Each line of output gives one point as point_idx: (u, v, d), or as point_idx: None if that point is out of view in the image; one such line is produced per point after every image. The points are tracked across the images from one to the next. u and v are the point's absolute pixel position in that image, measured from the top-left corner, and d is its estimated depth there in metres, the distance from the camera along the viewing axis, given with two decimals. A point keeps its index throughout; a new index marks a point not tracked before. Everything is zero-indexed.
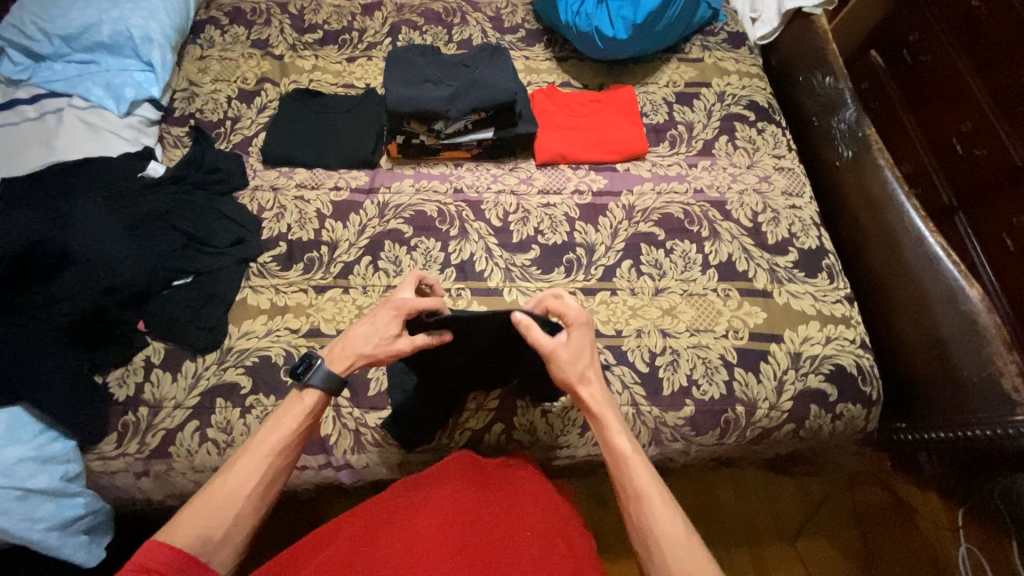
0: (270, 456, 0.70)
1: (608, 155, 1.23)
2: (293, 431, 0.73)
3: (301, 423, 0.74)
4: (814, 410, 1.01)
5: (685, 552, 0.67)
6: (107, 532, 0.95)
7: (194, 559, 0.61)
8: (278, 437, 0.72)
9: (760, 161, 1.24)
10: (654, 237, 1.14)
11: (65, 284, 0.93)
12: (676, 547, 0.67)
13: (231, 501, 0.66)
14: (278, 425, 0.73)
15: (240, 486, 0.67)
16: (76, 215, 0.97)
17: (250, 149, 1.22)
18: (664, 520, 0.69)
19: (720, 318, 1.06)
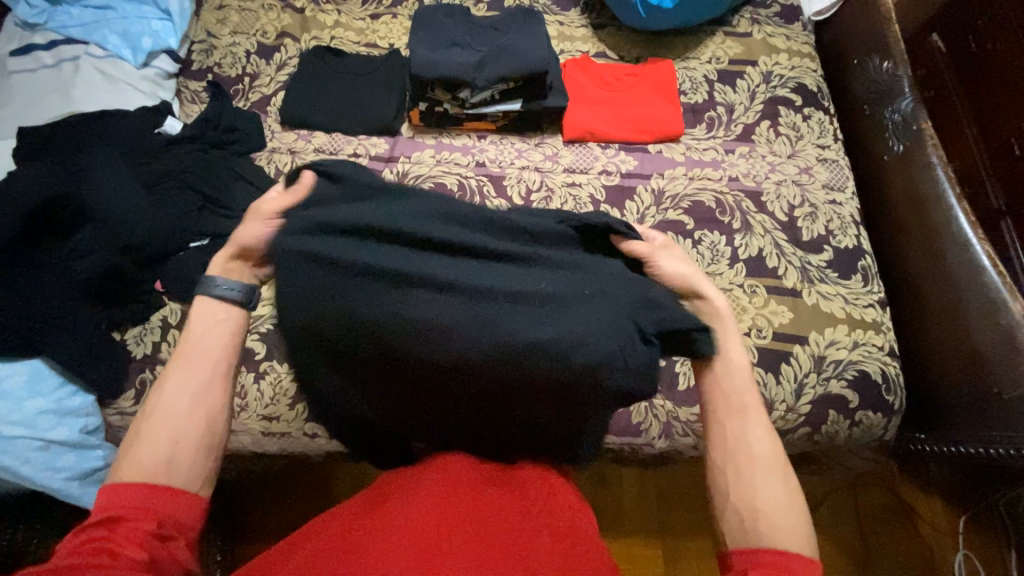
0: (204, 369, 0.68)
1: (641, 134, 1.17)
2: (214, 338, 0.71)
3: (225, 335, 0.72)
4: (832, 416, 0.98)
5: (766, 475, 0.64)
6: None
7: (157, 485, 0.60)
8: (203, 348, 0.70)
9: (802, 150, 1.17)
10: (681, 226, 1.10)
11: (83, 242, 0.93)
12: (761, 464, 0.65)
13: (174, 423, 0.64)
14: (195, 339, 0.70)
15: (174, 400, 0.65)
16: (93, 171, 0.96)
17: (269, 108, 1.18)
18: (751, 439, 0.66)
19: (744, 316, 1.02)
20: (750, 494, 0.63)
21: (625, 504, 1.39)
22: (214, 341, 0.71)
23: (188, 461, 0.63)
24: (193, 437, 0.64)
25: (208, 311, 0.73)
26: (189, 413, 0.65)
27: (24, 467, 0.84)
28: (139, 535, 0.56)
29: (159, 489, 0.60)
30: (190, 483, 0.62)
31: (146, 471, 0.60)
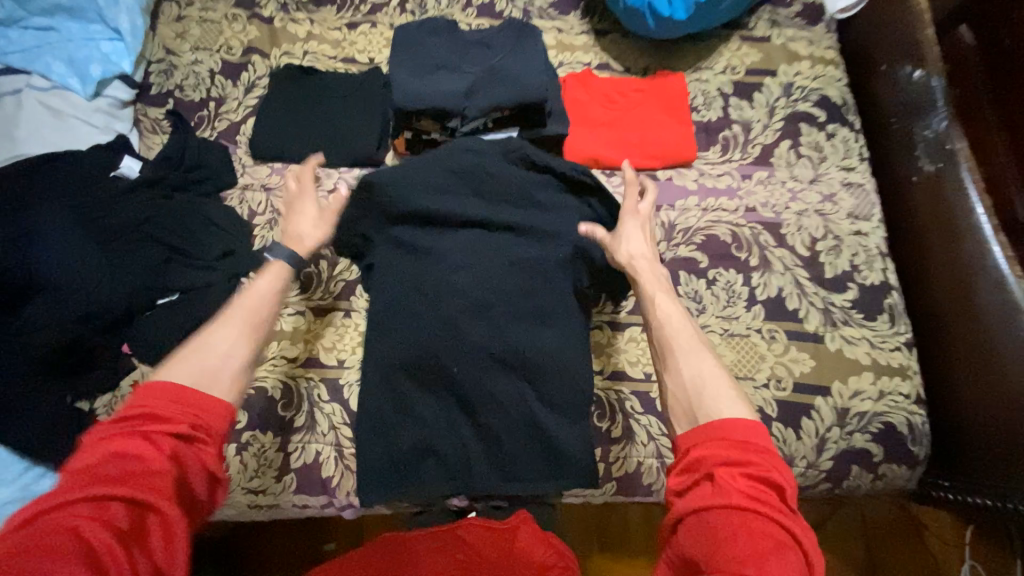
0: (245, 326, 0.68)
1: (650, 159, 1.06)
2: (264, 294, 0.72)
3: (272, 288, 0.73)
4: (854, 471, 0.93)
5: (705, 372, 0.65)
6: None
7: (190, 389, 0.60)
8: (254, 299, 0.71)
9: (825, 174, 1.07)
10: (694, 264, 1.01)
11: (37, 313, 0.85)
12: (697, 362, 0.67)
13: (211, 360, 0.63)
14: (248, 293, 0.71)
15: (220, 338, 0.66)
16: (46, 230, 0.87)
17: (238, 138, 1.07)
18: (688, 347, 0.69)
19: (762, 365, 0.95)
20: (684, 386, 0.65)
21: (630, 530, 1.36)
22: (264, 292, 0.72)
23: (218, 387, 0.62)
24: (238, 360, 0.65)
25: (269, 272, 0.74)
26: (237, 345, 0.66)
27: None
28: (161, 463, 0.54)
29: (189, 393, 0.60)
30: (225, 394, 0.62)
31: (175, 384, 0.60)
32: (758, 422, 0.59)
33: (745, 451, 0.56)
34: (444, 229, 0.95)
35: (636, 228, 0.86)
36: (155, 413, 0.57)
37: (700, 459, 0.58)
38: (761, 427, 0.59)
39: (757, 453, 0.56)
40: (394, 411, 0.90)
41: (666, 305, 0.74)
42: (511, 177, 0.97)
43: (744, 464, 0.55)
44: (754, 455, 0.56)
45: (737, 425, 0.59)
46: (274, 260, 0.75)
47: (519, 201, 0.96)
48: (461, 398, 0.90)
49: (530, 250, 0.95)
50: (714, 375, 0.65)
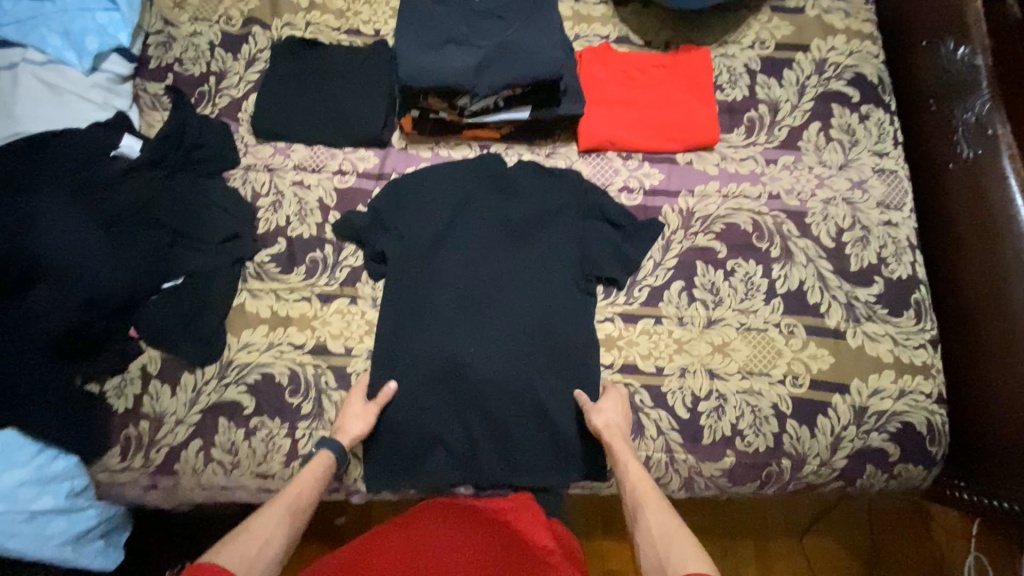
0: (285, 513, 0.76)
1: (669, 142, 1.01)
2: (307, 489, 0.80)
3: (316, 487, 0.81)
4: (868, 470, 0.91)
5: (673, 534, 0.71)
6: (125, 527, 0.98)
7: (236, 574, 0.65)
8: (294, 497, 0.78)
9: (856, 160, 1.01)
10: (712, 254, 0.97)
11: (41, 299, 0.82)
12: (664, 535, 0.71)
13: (267, 543, 0.71)
14: (296, 484, 0.80)
15: (270, 531, 0.73)
16: (39, 216, 0.83)
17: (240, 116, 1.03)
18: (659, 526, 0.73)
19: (778, 361, 0.92)
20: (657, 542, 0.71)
21: None
22: (305, 491, 0.80)
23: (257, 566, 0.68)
24: (277, 547, 0.72)
25: (315, 464, 0.83)
26: (277, 532, 0.73)
27: (12, 541, 0.80)
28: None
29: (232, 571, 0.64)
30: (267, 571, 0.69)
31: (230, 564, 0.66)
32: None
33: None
34: (448, 245, 0.96)
35: (616, 402, 0.88)
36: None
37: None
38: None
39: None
40: (402, 398, 0.90)
41: (638, 489, 0.79)
42: (529, 188, 0.98)
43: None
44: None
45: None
46: (321, 448, 0.84)
47: (539, 217, 0.97)
48: (469, 387, 0.90)
49: (531, 271, 0.95)
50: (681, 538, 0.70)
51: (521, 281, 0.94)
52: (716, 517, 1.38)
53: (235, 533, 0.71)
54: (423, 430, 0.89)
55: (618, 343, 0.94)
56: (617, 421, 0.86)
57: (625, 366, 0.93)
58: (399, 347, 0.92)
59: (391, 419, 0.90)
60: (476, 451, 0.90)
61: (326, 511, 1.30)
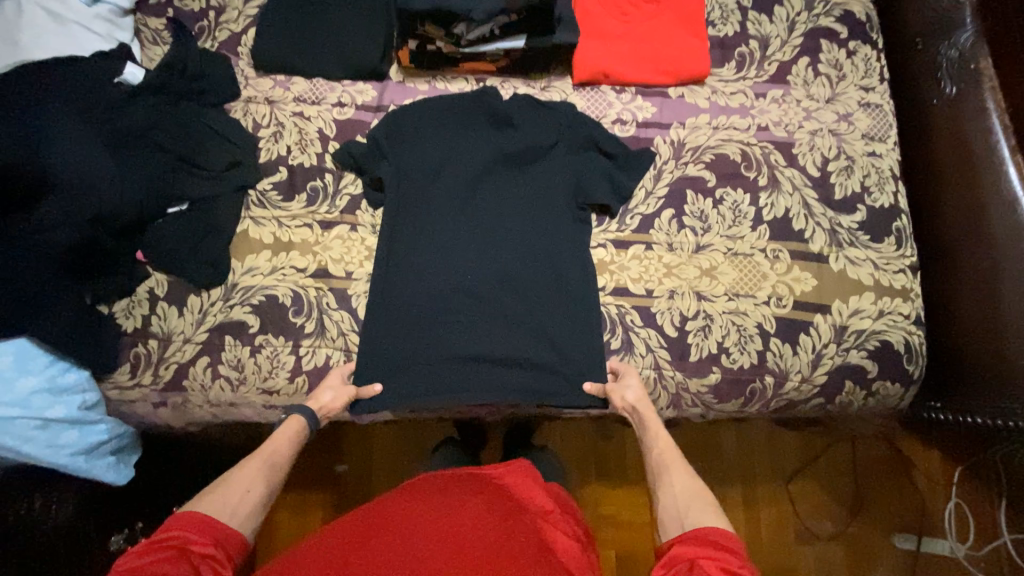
0: (267, 467, 0.78)
1: (661, 75, 1.03)
2: (286, 446, 0.82)
3: (292, 446, 0.83)
4: (848, 387, 0.96)
5: (696, 495, 0.74)
6: (136, 451, 1.00)
7: (212, 521, 0.67)
8: (273, 455, 0.80)
9: (843, 94, 1.04)
10: (702, 183, 1.00)
11: (49, 214, 0.84)
12: (690, 498, 0.74)
13: (245, 491, 0.73)
14: (272, 443, 0.82)
15: (246, 482, 0.74)
16: (46, 132, 0.85)
17: (240, 49, 1.04)
18: (682, 487, 0.76)
19: (763, 284, 0.96)
20: (677, 498, 0.75)
21: (626, 462, 1.42)
22: (286, 448, 0.82)
23: (243, 520, 0.71)
24: (258, 494, 0.74)
25: (289, 424, 0.85)
26: (253, 479, 0.75)
27: (27, 446, 0.84)
28: (205, 562, 0.63)
29: (209, 522, 0.67)
30: (246, 523, 0.71)
31: (211, 512, 0.68)
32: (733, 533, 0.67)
33: (717, 551, 0.63)
34: (443, 178, 0.98)
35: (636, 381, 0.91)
36: (198, 529, 0.65)
37: (678, 554, 0.65)
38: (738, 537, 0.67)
39: (735, 556, 0.63)
40: (402, 317, 0.94)
41: (656, 455, 0.83)
42: (526, 124, 1.00)
43: (721, 561, 0.62)
44: (730, 555, 0.63)
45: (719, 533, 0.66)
46: (292, 415, 0.86)
47: (534, 154, 0.99)
48: (466, 305, 0.95)
49: (524, 204, 0.98)
50: (699, 496, 0.74)
51: (512, 209, 0.98)
52: (706, 466, 1.42)
53: (214, 488, 0.73)
54: (422, 349, 0.93)
55: (610, 268, 0.97)
56: (640, 398, 0.89)
57: (617, 289, 0.96)
58: (399, 270, 0.96)
59: (393, 336, 0.94)
60: (473, 369, 0.93)
61: (330, 453, 1.36)
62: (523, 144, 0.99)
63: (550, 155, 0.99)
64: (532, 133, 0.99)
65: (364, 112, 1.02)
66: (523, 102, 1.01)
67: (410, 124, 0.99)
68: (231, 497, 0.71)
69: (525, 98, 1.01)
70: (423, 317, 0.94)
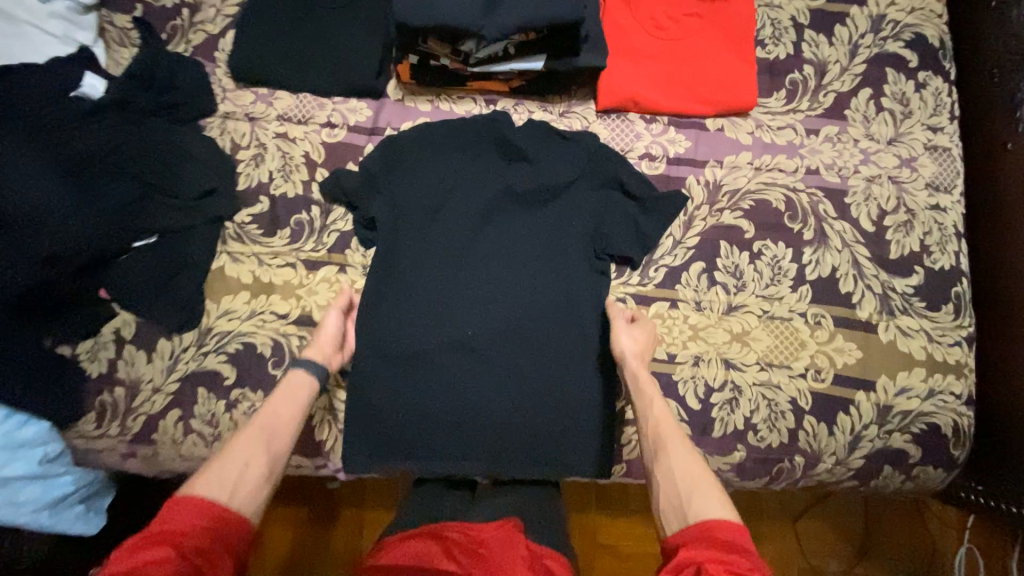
0: (267, 432, 0.69)
1: (699, 104, 0.90)
2: (288, 411, 0.73)
3: (296, 406, 0.74)
4: (885, 471, 0.86)
5: (698, 475, 0.63)
6: (108, 493, 0.92)
7: (210, 506, 0.58)
8: (273, 421, 0.71)
9: (907, 134, 0.90)
10: (739, 234, 0.88)
11: None
12: (690, 478, 0.63)
13: (242, 461, 0.65)
14: (270, 406, 0.72)
15: (244, 452, 0.66)
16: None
17: (218, 54, 0.93)
18: (682, 463, 0.65)
19: (800, 353, 0.85)
20: (678, 474, 0.64)
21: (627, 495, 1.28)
22: (289, 415, 0.73)
23: (247, 501, 0.62)
24: (260, 465, 0.66)
25: (293, 386, 0.75)
26: (251, 443, 0.67)
27: None
28: (199, 553, 0.55)
29: (208, 505, 0.58)
30: (247, 501, 0.62)
31: (212, 493, 0.60)
32: (742, 526, 0.57)
33: (726, 554, 0.53)
34: (443, 218, 0.86)
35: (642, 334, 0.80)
36: (201, 514, 0.57)
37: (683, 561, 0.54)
38: (748, 533, 0.56)
39: (746, 558, 0.53)
40: (393, 375, 0.84)
41: (655, 420, 0.71)
42: (543, 158, 0.87)
43: (730, 564, 0.52)
44: (740, 557, 0.53)
45: (729, 530, 0.56)
46: (293, 368, 0.77)
47: (549, 194, 0.87)
48: (465, 364, 0.85)
49: (535, 251, 0.86)
50: (698, 477, 0.63)
51: (521, 259, 0.86)
52: None
53: (212, 463, 0.64)
54: (412, 412, 0.84)
55: None
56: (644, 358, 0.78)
57: None
58: (389, 322, 0.85)
59: (382, 396, 0.84)
60: (469, 435, 0.84)
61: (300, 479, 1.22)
62: (534, 184, 0.86)
63: (565, 202, 0.86)
64: (542, 173, 0.87)
65: (358, 134, 0.90)
66: (535, 130, 0.88)
67: (408, 152, 0.87)
68: (226, 471, 0.63)
69: (541, 126, 0.89)
70: (417, 377, 0.84)
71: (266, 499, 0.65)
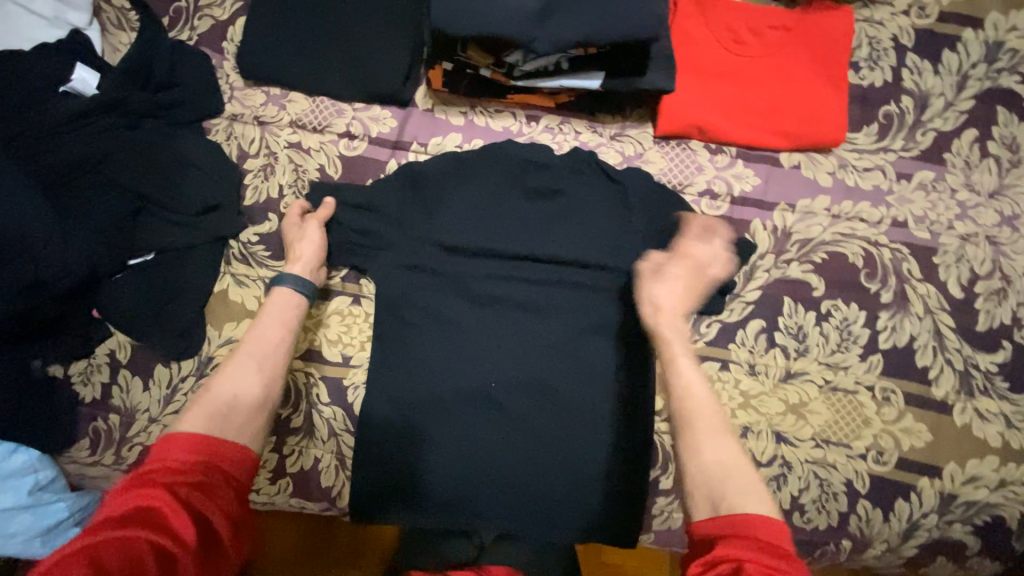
0: (254, 357, 0.62)
1: (774, 137, 0.78)
2: (278, 329, 0.66)
3: (283, 325, 0.67)
4: (940, 563, 0.76)
5: (737, 466, 0.51)
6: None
7: (209, 437, 0.52)
8: (263, 344, 0.64)
9: (1013, 187, 0.78)
10: (807, 291, 0.77)
11: None
12: (730, 467, 0.51)
13: (227, 393, 0.58)
14: (260, 327, 0.65)
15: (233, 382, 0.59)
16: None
17: (225, 45, 0.82)
18: (713, 449, 0.53)
19: (863, 432, 0.77)
20: (707, 460, 0.52)
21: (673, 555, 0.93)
22: (276, 332, 0.66)
23: (242, 429, 0.56)
24: (250, 393, 0.59)
25: (280, 302, 0.69)
26: (239, 374, 0.60)
27: None
28: (198, 487, 0.48)
29: (205, 438, 0.52)
30: (243, 428, 0.56)
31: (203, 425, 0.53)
32: (780, 521, 0.46)
33: (759, 556, 0.43)
34: (471, 254, 0.77)
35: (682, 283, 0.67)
36: (196, 446, 0.51)
37: (712, 563, 0.44)
38: (789, 529, 0.46)
39: (792, 562, 0.43)
40: (399, 426, 0.75)
41: (697, 396, 0.57)
42: (578, 196, 0.77)
43: (782, 574, 0.41)
44: (787, 562, 0.42)
45: (767, 527, 0.45)
46: (276, 287, 0.70)
47: (591, 235, 0.76)
48: (488, 417, 0.75)
49: (571, 297, 0.76)
50: (717, 462, 0.52)
51: (557, 305, 0.76)
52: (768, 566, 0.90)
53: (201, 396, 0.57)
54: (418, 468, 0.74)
55: (671, 387, 0.76)
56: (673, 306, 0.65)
57: None
58: (405, 366, 0.76)
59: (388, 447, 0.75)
60: (480, 498, 0.74)
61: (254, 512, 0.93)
62: (578, 221, 0.77)
63: (612, 247, 0.76)
64: (588, 211, 0.77)
65: (379, 147, 0.80)
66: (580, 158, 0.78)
67: (439, 178, 0.78)
68: (211, 406, 0.56)
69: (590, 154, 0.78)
70: (431, 429, 0.75)
71: (264, 424, 0.59)
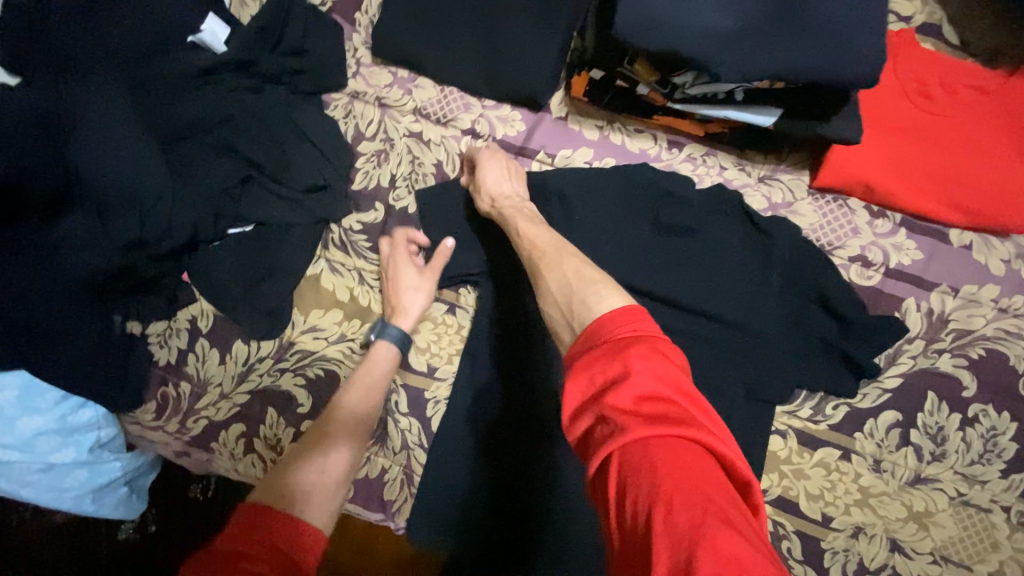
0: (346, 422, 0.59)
1: (949, 209, 0.69)
2: (370, 388, 0.63)
3: (375, 381, 0.64)
4: None
5: (584, 276, 0.52)
6: (153, 469, 0.80)
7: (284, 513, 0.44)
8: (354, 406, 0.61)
9: None
10: (954, 387, 0.69)
11: (74, 231, 0.64)
12: (580, 277, 0.52)
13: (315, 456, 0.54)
14: (355, 387, 0.63)
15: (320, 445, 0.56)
16: (85, 119, 0.63)
17: (359, 16, 0.77)
18: (553, 276, 0.54)
19: (988, 555, 0.66)
20: (561, 302, 0.51)
21: None
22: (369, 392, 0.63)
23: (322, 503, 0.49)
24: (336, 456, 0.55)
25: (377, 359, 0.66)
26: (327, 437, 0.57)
27: (28, 490, 0.68)
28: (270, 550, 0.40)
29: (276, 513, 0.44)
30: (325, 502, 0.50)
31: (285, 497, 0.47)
32: (635, 307, 0.44)
33: (625, 344, 0.41)
34: None
35: (487, 153, 0.70)
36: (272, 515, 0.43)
37: (591, 357, 0.42)
38: (648, 313, 0.44)
39: (625, 361, 0.40)
40: (473, 450, 0.69)
41: (519, 226, 0.62)
42: (712, 238, 0.69)
43: (642, 373, 0.39)
44: (637, 360, 0.40)
45: (633, 315, 0.44)
46: (379, 340, 0.67)
47: (722, 283, 0.68)
48: (570, 460, 0.67)
49: (687, 348, 0.68)
50: (590, 281, 0.51)
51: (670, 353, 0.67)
52: None
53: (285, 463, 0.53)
54: (484, 501, 0.68)
55: (783, 468, 0.68)
56: (493, 174, 0.68)
57: (780, 499, 0.68)
58: (492, 390, 0.70)
59: (459, 472, 0.69)
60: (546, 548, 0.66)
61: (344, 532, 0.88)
62: (712, 266, 0.69)
63: (744, 302, 0.68)
64: (723, 259, 0.69)
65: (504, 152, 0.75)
66: (722, 196, 0.70)
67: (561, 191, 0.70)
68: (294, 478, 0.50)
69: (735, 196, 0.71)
70: (509, 463, 0.68)
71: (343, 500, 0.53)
